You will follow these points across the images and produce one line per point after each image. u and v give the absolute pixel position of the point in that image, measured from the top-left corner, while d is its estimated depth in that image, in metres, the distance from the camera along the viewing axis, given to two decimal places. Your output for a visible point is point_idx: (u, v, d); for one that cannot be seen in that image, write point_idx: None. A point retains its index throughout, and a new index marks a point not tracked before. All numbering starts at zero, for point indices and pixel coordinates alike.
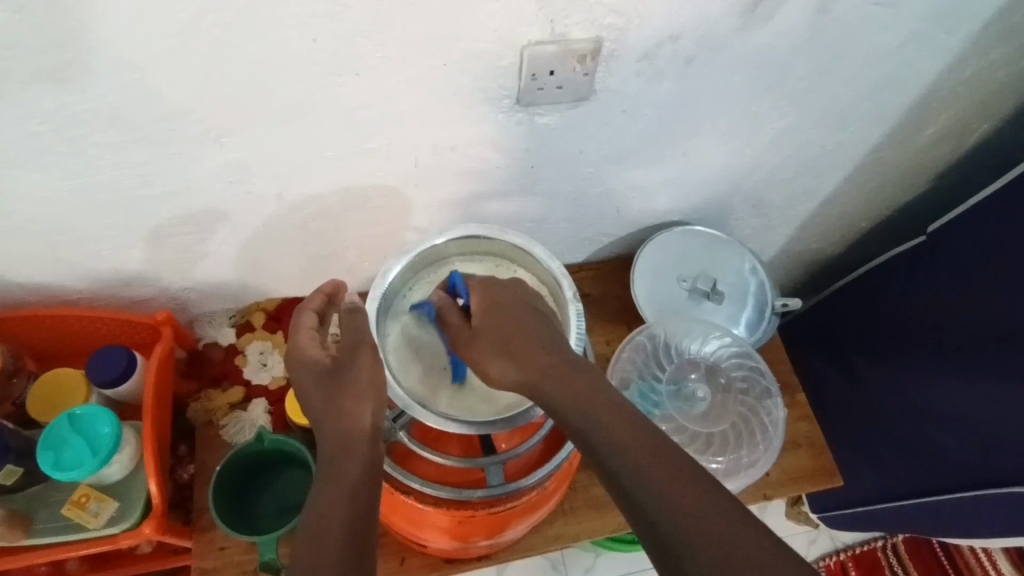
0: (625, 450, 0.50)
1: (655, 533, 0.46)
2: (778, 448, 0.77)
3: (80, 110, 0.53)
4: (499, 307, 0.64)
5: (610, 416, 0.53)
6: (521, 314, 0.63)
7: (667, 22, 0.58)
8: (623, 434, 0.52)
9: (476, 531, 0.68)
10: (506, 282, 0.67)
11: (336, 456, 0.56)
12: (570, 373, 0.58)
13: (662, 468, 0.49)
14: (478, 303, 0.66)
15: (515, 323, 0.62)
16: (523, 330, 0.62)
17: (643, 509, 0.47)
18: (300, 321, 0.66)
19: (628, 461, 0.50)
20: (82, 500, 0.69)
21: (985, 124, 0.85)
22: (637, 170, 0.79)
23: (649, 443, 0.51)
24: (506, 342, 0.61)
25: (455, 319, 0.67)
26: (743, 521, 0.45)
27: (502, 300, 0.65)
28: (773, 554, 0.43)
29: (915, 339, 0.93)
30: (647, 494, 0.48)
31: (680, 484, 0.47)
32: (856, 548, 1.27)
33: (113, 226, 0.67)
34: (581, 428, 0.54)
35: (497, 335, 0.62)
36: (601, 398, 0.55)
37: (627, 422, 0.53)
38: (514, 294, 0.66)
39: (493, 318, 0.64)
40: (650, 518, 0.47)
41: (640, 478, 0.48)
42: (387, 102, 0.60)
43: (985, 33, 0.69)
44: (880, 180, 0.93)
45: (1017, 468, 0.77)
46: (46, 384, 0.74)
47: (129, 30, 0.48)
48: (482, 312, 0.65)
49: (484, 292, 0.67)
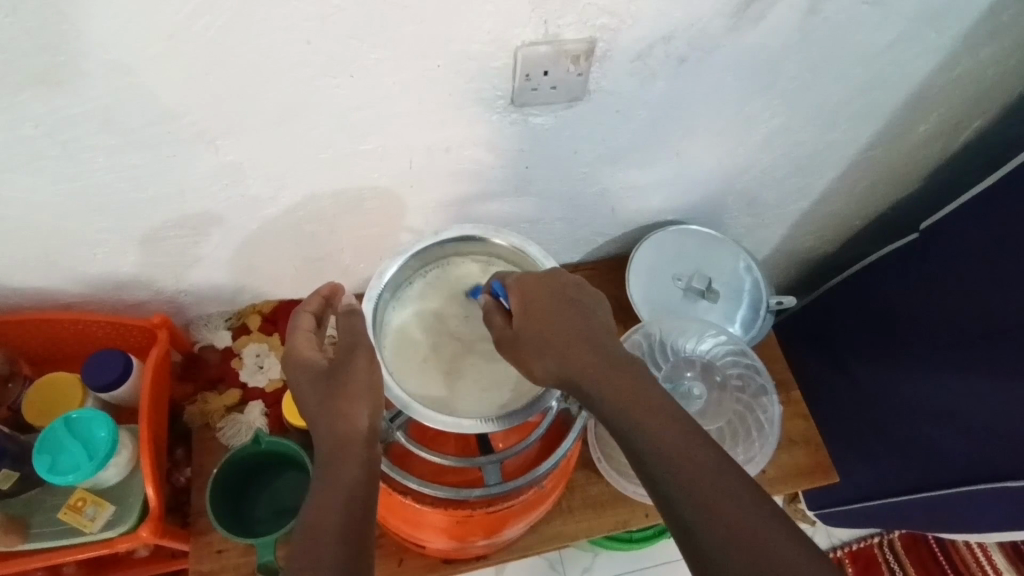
0: (666, 454, 0.49)
1: (695, 543, 0.46)
2: (774, 445, 0.77)
3: (74, 113, 0.53)
4: (538, 306, 0.60)
5: (650, 415, 0.52)
6: (567, 313, 0.60)
7: (659, 23, 0.58)
8: (663, 435, 0.51)
9: (474, 531, 0.68)
10: (542, 274, 0.63)
11: (333, 457, 0.56)
12: (614, 370, 0.56)
13: (704, 475, 0.48)
14: (518, 300, 0.61)
15: (562, 322, 0.59)
16: (569, 329, 0.59)
17: (684, 516, 0.47)
18: (296, 323, 0.66)
19: (669, 467, 0.49)
20: (78, 505, 0.69)
21: (976, 122, 0.86)
22: (631, 170, 0.79)
23: (692, 449, 0.49)
24: (553, 343, 0.58)
25: (497, 320, 0.63)
26: (788, 536, 0.45)
27: (546, 296, 0.61)
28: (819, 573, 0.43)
29: (909, 336, 0.94)
30: (689, 503, 0.47)
31: (724, 495, 0.47)
32: (853, 544, 1.28)
33: (107, 229, 0.67)
34: (615, 419, 0.53)
35: (546, 335, 0.58)
36: (643, 396, 0.54)
37: (663, 418, 0.52)
38: (556, 290, 0.61)
39: (536, 318, 0.59)
40: (690, 526, 0.46)
41: (684, 485, 0.48)
42: (381, 103, 0.60)
43: (974, 32, 0.69)
44: (873, 178, 0.93)
45: (1010, 463, 0.78)
46: (42, 388, 0.74)
47: (122, 32, 0.48)
48: (523, 308, 0.60)
49: (524, 287, 0.62)
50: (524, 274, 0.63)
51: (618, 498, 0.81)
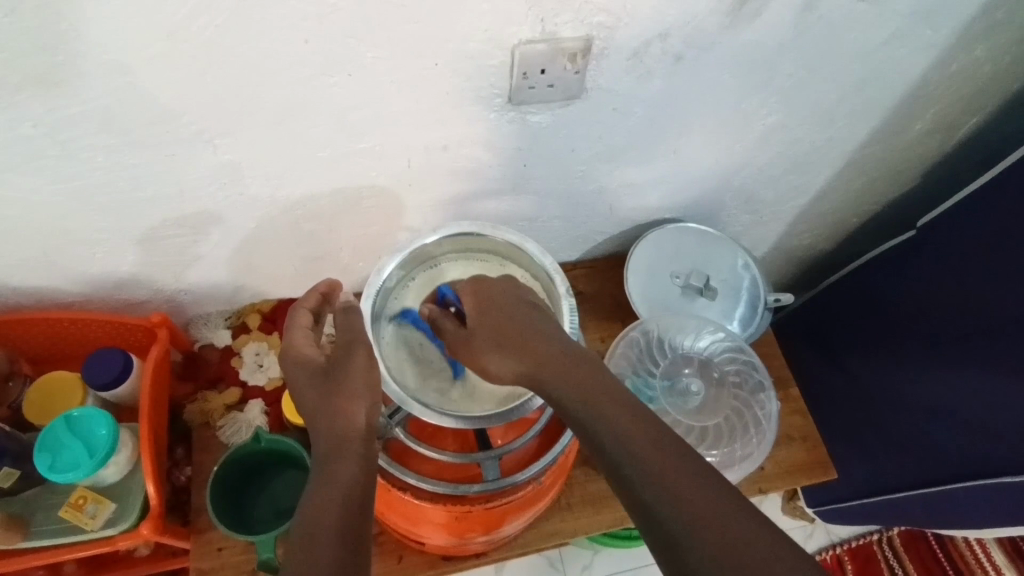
0: (632, 449, 0.49)
1: (665, 539, 0.44)
2: (771, 441, 0.78)
3: (73, 112, 0.54)
4: (491, 305, 0.65)
5: (617, 411, 0.52)
6: (515, 310, 0.64)
7: (655, 21, 0.59)
8: (629, 429, 0.50)
9: (473, 527, 0.68)
10: (497, 279, 0.69)
11: (331, 453, 0.56)
12: (572, 364, 0.57)
13: (671, 468, 0.47)
14: (471, 304, 0.67)
15: (510, 318, 0.63)
16: (519, 324, 0.62)
17: (652, 512, 0.45)
18: (294, 319, 0.67)
19: (637, 462, 0.48)
20: (79, 502, 0.69)
21: (972, 119, 0.86)
22: (628, 168, 0.79)
23: (659, 442, 0.49)
24: (502, 337, 0.62)
25: (448, 323, 0.67)
26: (759, 528, 0.43)
27: (493, 298, 0.66)
28: (781, 554, 0.41)
29: (907, 332, 0.94)
30: (658, 498, 0.45)
31: (693, 487, 0.45)
32: (852, 541, 1.28)
33: (107, 228, 0.68)
34: (583, 418, 0.53)
35: (496, 331, 0.62)
36: (610, 393, 0.54)
37: (631, 415, 0.51)
38: (509, 293, 0.66)
39: (488, 317, 0.64)
40: (660, 523, 0.45)
41: (646, 477, 0.47)
42: (379, 102, 0.60)
43: (969, 29, 0.70)
44: (870, 175, 0.93)
45: (1007, 458, 0.78)
46: (42, 387, 0.74)
47: (121, 31, 0.48)
48: (475, 311, 0.66)
49: (475, 290, 0.67)
50: (478, 277, 0.69)
51: (617, 495, 0.81)
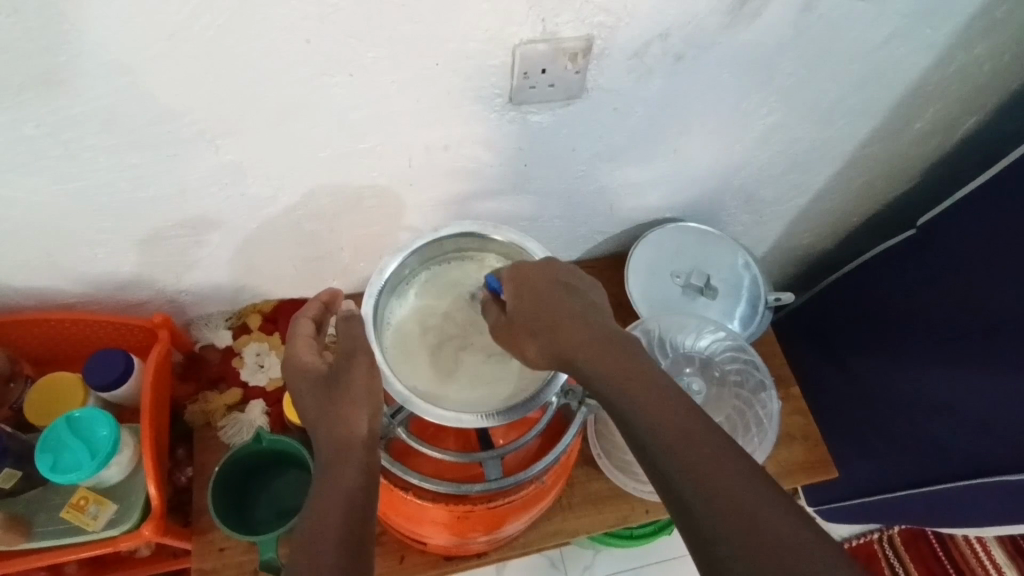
0: (657, 427, 0.50)
1: (688, 515, 0.45)
2: (773, 440, 0.77)
3: (75, 112, 0.54)
4: (529, 290, 0.63)
5: (642, 390, 0.53)
6: (554, 295, 0.62)
7: (655, 20, 0.59)
8: (654, 408, 0.51)
9: (475, 526, 0.68)
10: (535, 261, 0.65)
11: (333, 460, 0.56)
12: (605, 347, 0.58)
13: (697, 447, 0.48)
14: (510, 290, 0.64)
15: (549, 304, 0.62)
16: (557, 308, 0.62)
17: (676, 488, 0.47)
18: (296, 329, 0.66)
19: (662, 439, 0.49)
20: (81, 503, 0.69)
21: (972, 117, 0.86)
22: (629, 168, 0.79)
23: (684, 421, 0.50)
24: (541, 325, 0.61)
25: (493, 310, 0.67)
26: (782, 508, 0.44)
27: (531, 282, 0.63)
28: (792, 525, 0.43)
29: (907, 331, 0.94)
30: (683, 475, 0.47)
31: (717, 465, 0.47)
32: (854, 540, 1.28)
33: (108, 229, 0.68)
34: (609, 395, 0.55)
35: (535, 319, 0.62)
36: (637, 372, 0.55)
37: (654, 392, 0.53)
38: (546, 274, 0.64)
39: (527, 303, 0.62)
40: (684, 500, 0.46)
41: (667, 448, 0.48)
42: (380, 102, 0.60)
43: (969, 28, 0.70)
44: (870, 174, 0.93)
45: (1008, 457, 0.78)
46: (43, 388, 0.74)
47: (122, 31, 0.48)
48: (515, 296, 0.63)
49: (515, 276, 0.64)
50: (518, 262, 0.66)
51: (618, 494, 0.81)
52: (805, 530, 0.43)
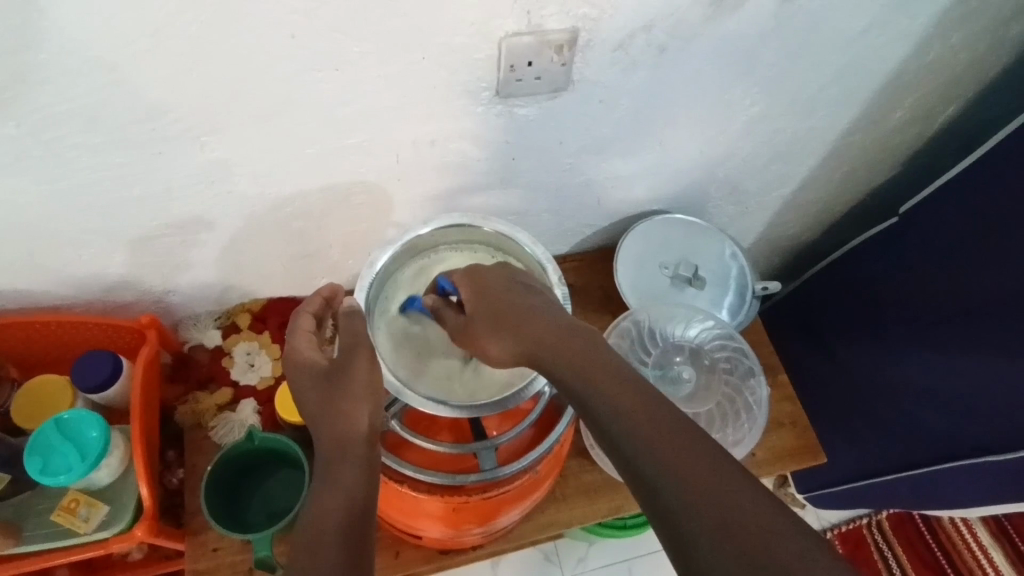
0: (636, 431, 0.49)
1: (668, 518, 0.44)
2: (763, 425, 0.79)
3: (59, 110, 0.53)
4: (486, 291, 0.66)
5: (610, 382, 0.53)
6: (507, 293, 0.65)
7: (639, 12, 0.59)
8: (632, 409, 0.50)
9: (469, 518, 0.69)
10: (492, 267, 0.69)
11: (332, 457, 0.56)
12: (568, 340, 0.58)
13: (674, 447, 0.47)
14: (467, 293, 0.67)
15: (502, 302, 0.64)
16: (515, 305, 0.63)
17: (659, 496, 0.45)
18: (297, 324, 0.67)
19: (642, 444, 0.48)
20: (72, 506, 0.69)
21: (951, 106, 0.88)
22: (615, 160, 0.80)
23: (667, 425, 0.49)
24: (494, 320, 0.63)
25: (450, 313, 0.68)
26: (772, 513, 0.43)
27: (486, 285, 0.66)
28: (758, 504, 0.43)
29: (891, 318, 0.96)
30: (651, 464, 0.47)
31: (696, 464, 0.46)
32: (842, 526, 1.31)
33: (95, 229, 0.67)
34: (576, 389, 0.54)
35: (489, 315, 0.63)
36: (613, 373, 0.54)
37: (620, 382, 0.53)
38: (501, 278, 0.67)
39: (483, 303, 0.65)
40: (653, 486, 0.46)
41: (633, 437, 0.48)
42: (367, 97, 0.60)
43: (945, 17, 0.71)
44: (852, 164, 0.95)
45: (992, 438, 0.79)
46: (30, 391, 0.73)
47: (106, 27, 0.48)
48: (472, 301, 0.66)
49: (471, 283, 0.67)
50: (472, 266, 0.70)
51: (612, 484, 0.82)
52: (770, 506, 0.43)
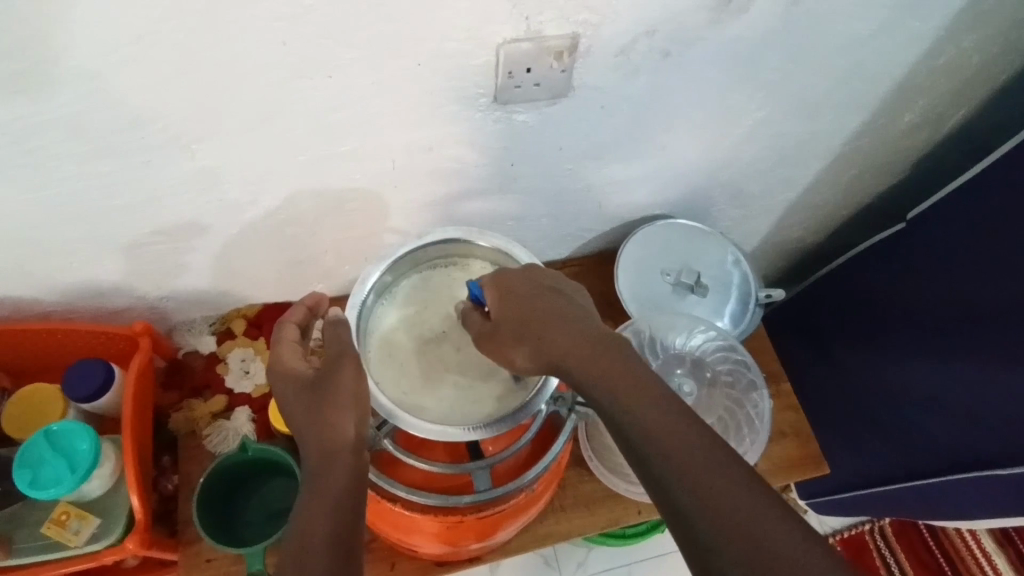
0: (654, 438, 0.48)
1: (693, 540, 0.43)
2: (765, 440, 0.77)
3: (41, 120, 0.52)
4: (515, 296, 0.62)
5: (638, 395, 0.51)
6: (538, 301, 0.61)
7: (640, 17, 0.57)
8: (651, 416, 0.50)
9: (465, 535, 0.67)
10: (519, 272, 0.65)
11: (321, 469, 0.55)
12: (596, 352, 0.56)
13: (702, 469, 0.45)
14: (494, 297, 0.63)
15: (533, 308, 0.61)
16: (546, 312, 0.60)
17: (674, 499, 0.45)
18: (281, 333, 0.66)
19: (660, 451, 0.47)
20: (62, 519, 0.68)
21: (961, 110, 0.86)
22: (616, 165, 0.78)
23: (684, 434, 0.48)
24: (525, 328, 0.60)
25: (474, 318, 0.65)
26: (797, 540, 0.42)
27: (515, 289, 0.63)
28: (787, 531, 0.42)
29: (897, 326, 0.94)
30: (679, 484, 0.45)
31: (723, 486, 0.45)
32: (845, 531, 1.29)
33: (84, 237, 0.66)
34: (605, 403, 0.53)
35: (518, 320, 0.60)
36: (631, 378, 0.53)
37: (649, 396, 0.51)
38: (531, 284, 0.63)
39: (510, 309, 0.61)
40: (680, 506, 0.45)
41: (661, 454, 0.47)
42: (360, 103, 0.59)
43: (956, 21, 0.69)
44: (859, 168, 0.93)
45: (999, 451, 0.78)
46: (21, 401, 0.73)
47: (89, 36, 0.46)
48: (500, 306, 0.62)
49: (497, 286, 0.63)
50: (499, 270, 0.66)
51: (611, 495, 0.80)
52: (798, 532, 0.43)
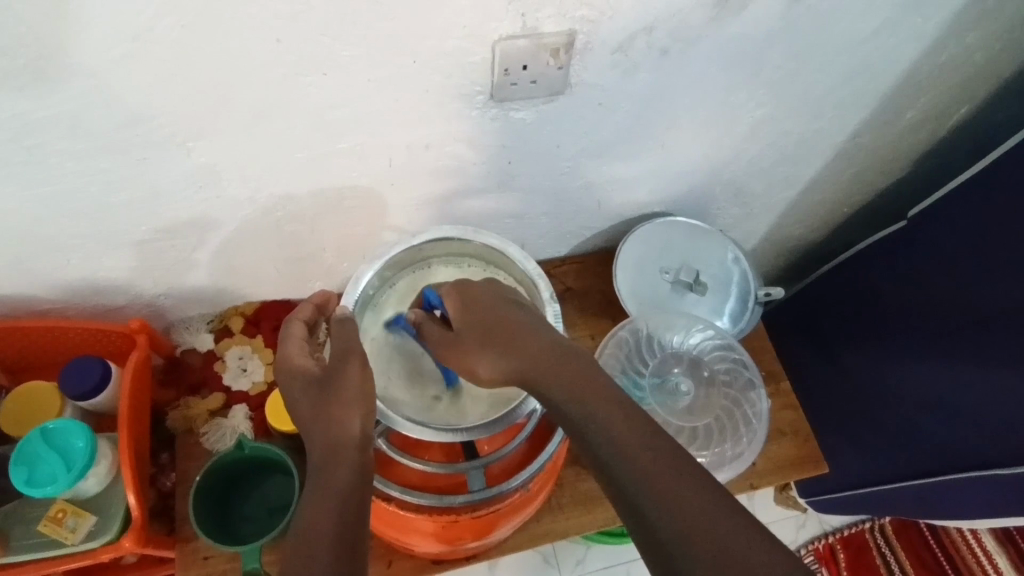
0: (615, 441, 0.49)
1: (656, 546, 0.44)
2: (762, 441, 0.76)
3: (36, 117, 0.51)
4: (477, 306, 0.63)
5: (602, 406, 0.51)
6: (501, 309, 0.62)
7: (640, 14, 0.57)
8: (614, 422, 0.50)
9: (461, 534, 0.67)
10: (480, 283, 0.66)
11: (326, 462, 0.55)
12: (558, 359, 0.56)
13: (663, 475, 0.46)
14: (455, 309, 0.64)
15: (496, 317, 0.61)
16: (510, 321, 0.60)
17: (637, 507, 0.45)
18: (289, 331, 0.66)
19: (622, 457, 0.47)
20: (59, 517, 0.68)
21: (964, 107, 0.85)
22: (615, 163, 0.78)
23: (646, 441, 0.48)
24: (488, 337, 0.60)
25: (434, 327, 0.65)
26: (759, 541, 0.42)
27: (476, 300, 0.63)
28: (749, 533, 0.42)
29: (898, 324, 0.93)
30: (641, 492, 0.45)
31: (685, 491, 0.45)
32: (844, 530, 1.30)
33: (81, 234, 0.66)
34: (570, 415, 0.52)
35: (481, 330, 0.60)
36: (596, 385, 0.53)
37: (613, 407, 0.51)
38: (493, 294, 0.64)
39: (472, 318, 0.62)
40: (643, 513, 0.45)
41: (623, 462, 0.47)
42: (356, 101, 0.58)
43: (960, 17, 0.68)
44: (861, 165, 0.92)
45: (1000, 451, 0.78)
46: (18, 398, 0.73)
47: (82, 33, 0.46)
48: (462, 317, 0.63)
49: (461, 297, 0.64)
50: (461, 280, 0.67)
51: None
52: (762, 533, 0.43)
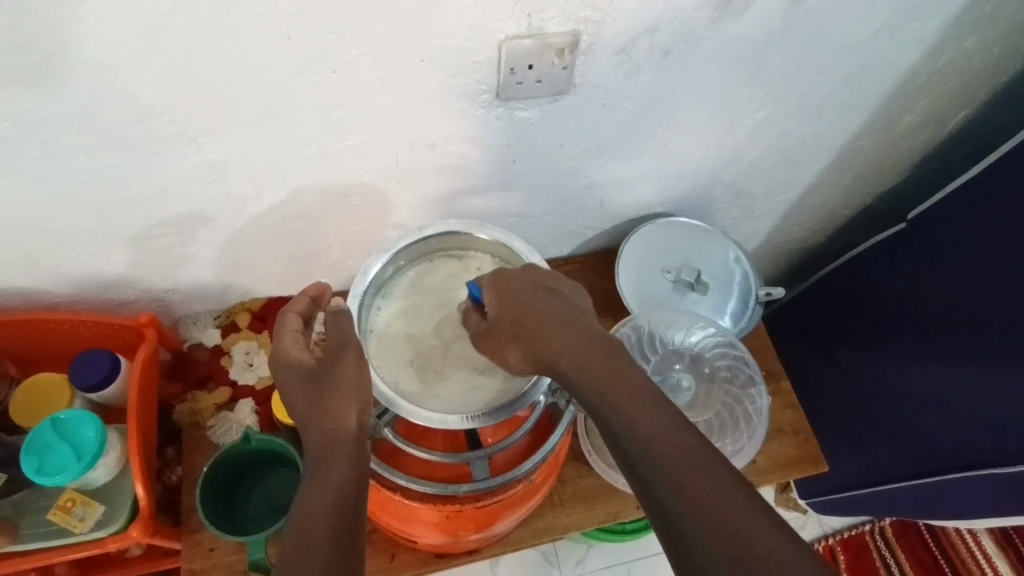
0: (640, 434, 0.49)
1: (677, 539, 0.44)
2: (762, 436, 0.77)
3: (50, 112, 0.53)
4: (512, 297, 0.63)
5: (629, 400, 0.52)
6: (533, 297, 0.63)
7: (642, 15, 0.58)
8: (641, 418, 0.50)
9: (465, 525, 0.69)
10: (516, 270, 0.65)
11: (323, 456, 0.56)
12: (589, 352, 0.58)
13: (686, 469, 0.46)
14: (491, 298, 0.64)
15: (528, 306, 0.62)
16: (539, 311, 0.62)
17: (659, 500, 0.46)
18: (284, 323, 0.67)
19: (644, 450, 0.48)
20: (68, 505, 0.69)
21: (963, 110, 0.86)
22: (618, 163, 0.79)
23: (673, 438, 0.49)
24: (520, 328, 0.61)
25: (474, 317, 0.66)
26: (777, 537, 0.42)
27: (513, 289, 0.63)
28: (770, 530, 0.43)
29: (897, 326, 0.94)
30: (662, 484, 0.46)
31: (706, 484, 0.45)
32: (844, 532, 1.30)
33: (90, 229, 0.67)
34: (598, 408, 0.54)
35: (512, 323, 0.62)
36: (620, 380, 0.54)
37: (639, 401, 0.52)
38: (528, 284, 0.64)
39: (509, 309, 0.62)
40: (664, 505, 0.46)
41: (647, 454, 0.48)
42: (363, 99, 0.60)
43: (957, 21, 0.69)
44: (861, 168, 0.93)
45: (997, 450, 0.78)
46: (28, 390, 0.74)
47: (96, 28, 0.47)
48: (498, 306, 0.63)
49: (497, 286, 0.64)
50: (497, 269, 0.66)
51: (611, 489, 0.81)
52: (782, 529, 0.43)
